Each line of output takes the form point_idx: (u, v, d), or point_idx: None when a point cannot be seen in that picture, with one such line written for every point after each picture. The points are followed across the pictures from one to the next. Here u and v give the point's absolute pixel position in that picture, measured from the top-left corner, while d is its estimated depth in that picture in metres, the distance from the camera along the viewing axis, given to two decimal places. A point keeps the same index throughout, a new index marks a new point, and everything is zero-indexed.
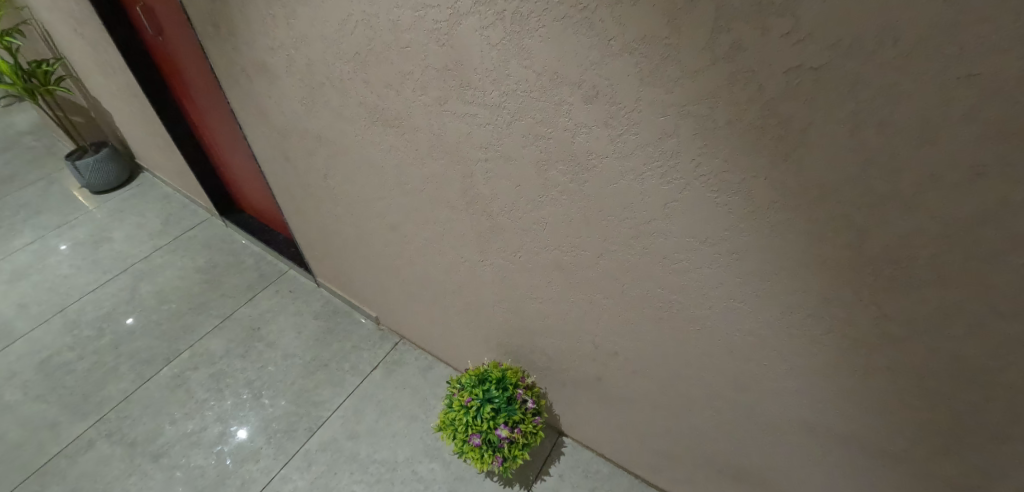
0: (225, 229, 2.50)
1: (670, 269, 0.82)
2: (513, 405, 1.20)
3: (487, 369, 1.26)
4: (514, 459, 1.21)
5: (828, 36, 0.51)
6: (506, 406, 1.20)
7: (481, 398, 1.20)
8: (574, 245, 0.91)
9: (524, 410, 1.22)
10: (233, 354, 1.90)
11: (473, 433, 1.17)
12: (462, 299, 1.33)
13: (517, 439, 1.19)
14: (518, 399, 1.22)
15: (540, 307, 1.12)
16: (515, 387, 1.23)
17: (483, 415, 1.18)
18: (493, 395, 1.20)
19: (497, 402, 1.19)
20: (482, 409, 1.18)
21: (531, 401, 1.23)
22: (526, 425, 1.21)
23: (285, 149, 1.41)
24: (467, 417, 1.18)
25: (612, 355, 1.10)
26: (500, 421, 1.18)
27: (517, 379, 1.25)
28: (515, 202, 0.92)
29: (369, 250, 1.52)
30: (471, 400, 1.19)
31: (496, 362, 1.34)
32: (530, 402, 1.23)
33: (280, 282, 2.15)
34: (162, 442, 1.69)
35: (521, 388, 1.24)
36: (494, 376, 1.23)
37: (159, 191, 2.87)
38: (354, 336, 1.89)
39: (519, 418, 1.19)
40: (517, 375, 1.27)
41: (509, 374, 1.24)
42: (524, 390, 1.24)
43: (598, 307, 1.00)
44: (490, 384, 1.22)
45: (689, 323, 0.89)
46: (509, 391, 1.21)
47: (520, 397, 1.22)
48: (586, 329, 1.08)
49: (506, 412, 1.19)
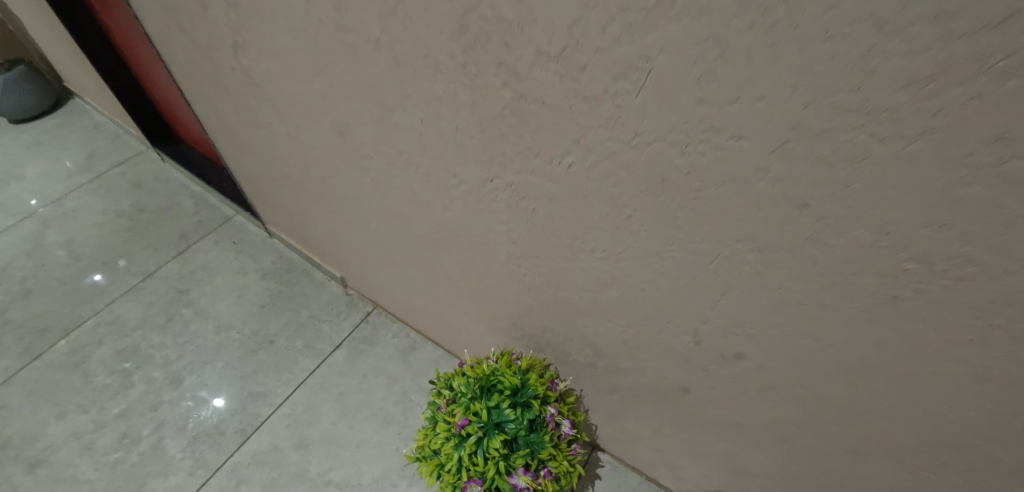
0: (161, 165, 1.97)
1: (987, 179, 0.32)
2: (539, 436, 0.70)
3: (496, 371, 0.76)
4: None
5: None
6: (527, 437, 0.70)
7: (486, 422, 0.70)
8: (710, 129, 0.40)
9: (557, 442, 0.73)
10: (151, 325, 1.42)
11: (469, 481, 0.69)
12: (455, 253, 0.82)
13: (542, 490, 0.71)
14: (549, 425, 0.72)
15: (594, 268, 0.61)
16: (543, 404, 0.74)
17: (486, 453, 0.68)
18: (507, 419, 0.70)
19: (513, 430, 0.70)
20: (485, 442, 0.69)
21: (568, 427, 0.74)
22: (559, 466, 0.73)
23: (176, 10, 0.88)
24: (459, 454, 0.69)
25: (725, 361, 0.59)
26: (516, 464, 0.69)
27: (547, 388, 0.76)
28: (578, 31, 0.41)
29: (316, 177, 0.99)
30: (467, 426, 0.70)
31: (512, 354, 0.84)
32: (568, 429, 0.74)
33: (222, 230, 1.64)
34: (42, 444, 1.22)
35: (553, 405, 0.74)
36: (508, 384, 0.73)
37: (88, 119, 2.31)
38: (313, 304, 1.38)
39: (549, 455, 0.70)
40: (545, 381, 0.77)
41: (533, 381, 0.74)
42: (559, 407, 0.75)
43: (721, 276, 0.50)
44: (500, 398, 0.72)
45: (966, 312, 0.39)
46: (534, 411, 0.71)
47: (551, 421, 0.72)
48: (679, 317, 0.58)
49: (527, 447, 0.70)
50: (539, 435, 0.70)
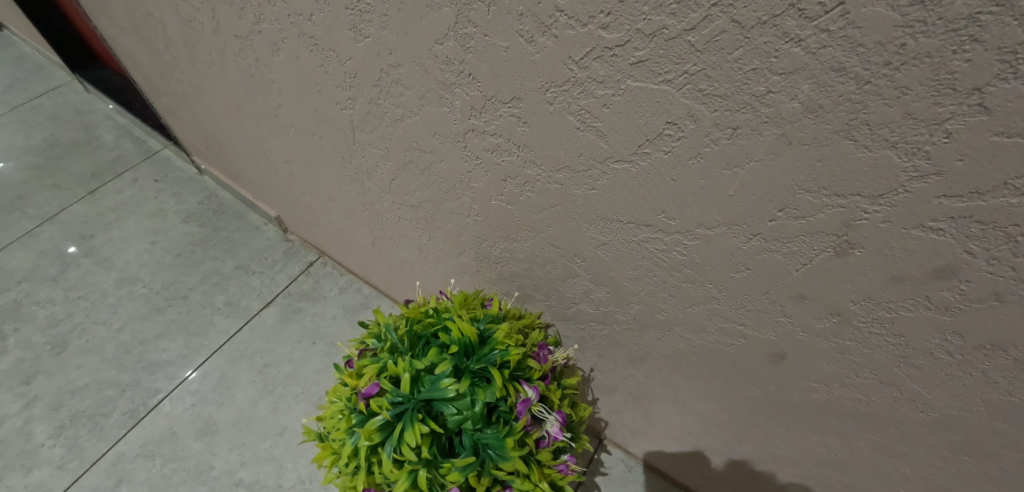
0: (84, 95, 1.65)
1: None
2: (498, 437, 0.40)
3: (444, 316, 0.45)
4: None
5: None
6: (476, 435, 0.40)
7: (408, 399, 0.40)
8: None
9: (533, 451, 0.42)
10: (40, 277, 1.11)
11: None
12: (385, 136, 0.50)
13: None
14: (519, 418, 0.41)
15: (628, 97, 0.28)
16: (515, 382, 0.43)
17: (399, 453, 0.39)
18: (444, 398, 0.40)
19: (454, 420, 0.40)
20: (399, 433, 0.39)
21: (556, 426, 0.43)
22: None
23: None
24: (356, 444, 0.40)
25: (902, 293, 0.28)
26: (448, 482, 0.39)
27: (526, 356, 0.45)
28: None
29: (200, 49, 0.67)
30: (375, 399, 0.40)
31: (487, 297, 0.53)
32: (555, 430, 0.43)
33: (144, 167, 1.33)
34: None
35: (532, 386, 0.43)
36: (456, 339, 0.42)
37: (13, 49, 1.98)
38: (242, 252, 1.07)
39: (508, 472, 0.40)
40: (527, 343, 0.46)
41: (502, 339, 0.43)
42: (544, 389, 0.44)
43: (989, 39, 0.18)
44: (439, 360, 0.42)
45: None
46: (495, 392, 0.41)
47: (524, 413, 0.42)
48: (804, 198, 0.27)
49: (474, 452, 0.39)
50: (497, 435, 0.40)
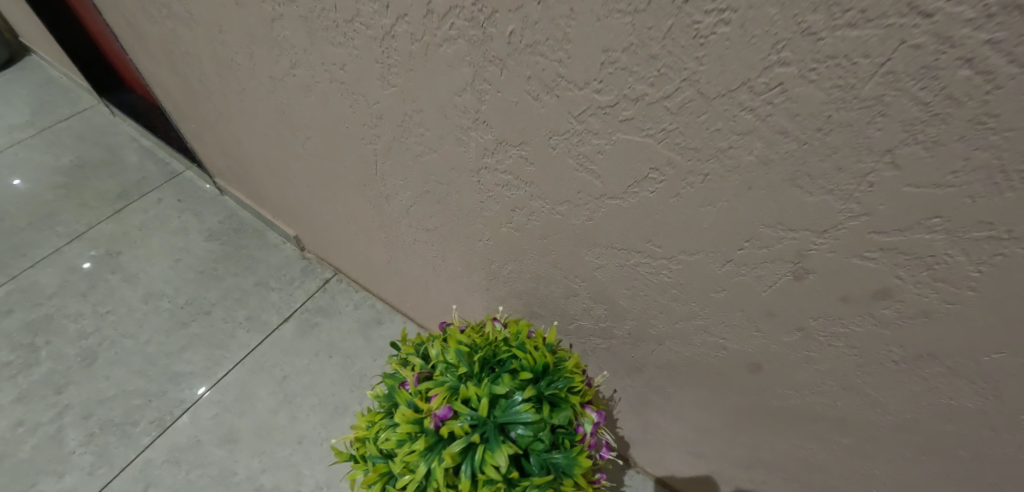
0: (109, 118, 1.73)
1: None
2: (571, 458, 0.45)
3: (509, 348, 0.50)
4: None
5: None
6: (547, 456, 0.45)
7: (485, 422, 0.44)
8: None
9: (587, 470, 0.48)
10: (71, 292, 1.17)
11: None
12: (406, 167, 0.55)
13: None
14: (583, 439, 0.47)
15: (615, 148, 0.34)
16: (578, 405, 0.48)
17: (478, 472, 0.42)
18: (521, 423, 0.44)
19: (529, 441, 0.44)
20: (479, 455, 0.43)
21: (607, 446, 0.49)
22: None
23: None
24: (431, 466, 0.43)
25: (850, 311, 0.33)
26: None
27: (581, 383, 0.50)
28: None
29: (233, 84, 0.74)
30: (454, 422, 0.44)
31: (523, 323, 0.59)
32: (605, 451, 0.49)
33: (167, 187, 1.40)
34: None
35: (591, 408, 0.49)
36: (529, 367, 0.47)
37: (40, 74, 2.09)
38: (261, 269, 1.13)
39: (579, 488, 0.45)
40: (579, 369, 0.52)
41: (566, 367, 0.49)
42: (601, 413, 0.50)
43: (890, 114, 0.24)
44: (514, 386, 0.46)
45: None
46: (567, 415, 0.46)
47: (588, 434, 0.47)
48: (770, 231, 0.32)
49: (548, 472, 0.44)
50: (568, 455, 0.45)
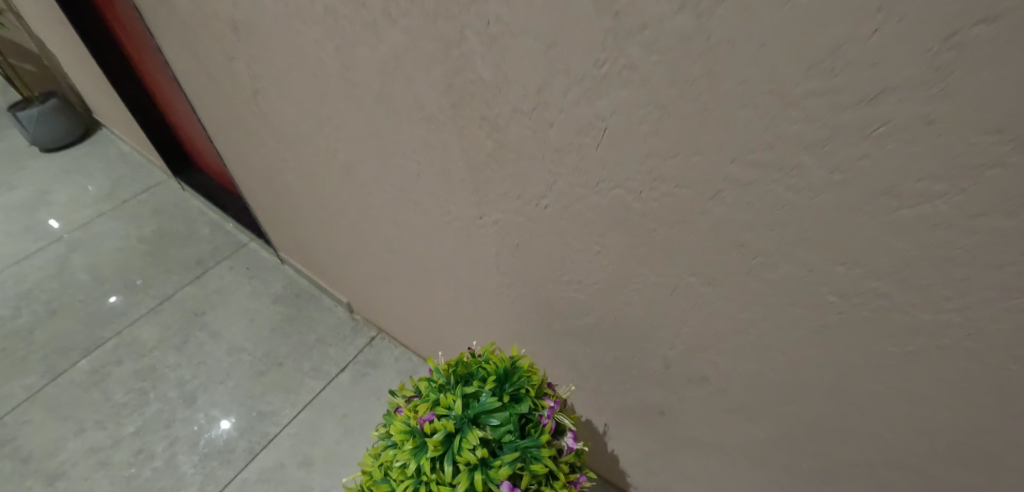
0: (179, 193, 2.09)
1: (878, 223, 0.37)
2: (534, 437, 0.58)
3: (478, 364, 0.66)
4: None
5: None
6: (515, 440, 0.58)
7: (460, 417, 0.59)
8: (656, 181, 0.45)
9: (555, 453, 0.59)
10: (168, 346, 1.50)
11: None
12: (450, 281, 0.87)
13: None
14: (544, 424, 0.60)
15: (572, 297, 0.65)
16: (538, 401, 0.63)
17: (458, 456, 0.56)
18: (489, 414, 0.59)
19: (497, 428, 0.58)
20: (458, 442, 0.57)
21: (569, 438, 0.62)
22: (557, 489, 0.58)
23: (201, 58, 0.97)
24: (423, 458, 0.56)
25: (695, 386, 0.63)
26: (500, 474, 0.54)
27: (539, 387, 0.65)
28: (541, 95, 0.47)
29: (322, 208, 1.06)
30: (436, 420, 0.58)
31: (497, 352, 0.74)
32: (569, 441, 0.62)
33: (237, 257, 1.74)
34: (61, 459, 1.30)
35: (551, 401, 0.63)
36: (493, 372, 0.63)
37: (114, 150, 2.48)
38: (320, 328, 1.45)
39: (546, 460, 0.56)
40: (539, 377, 0.66)
41: (524, 372, 0.64)
42: (558, 405, 0.64)
43: (682, 305, 0.55)
44: (482, 388, 0.62)
45: (880, 336, 0.43)
46: (527, 404, 0.60)
47: (548, 420, 0.61)
48: (651, 345, 0.63)
49: (516, 449, 0.57)
50: (530, 438, 0.58)
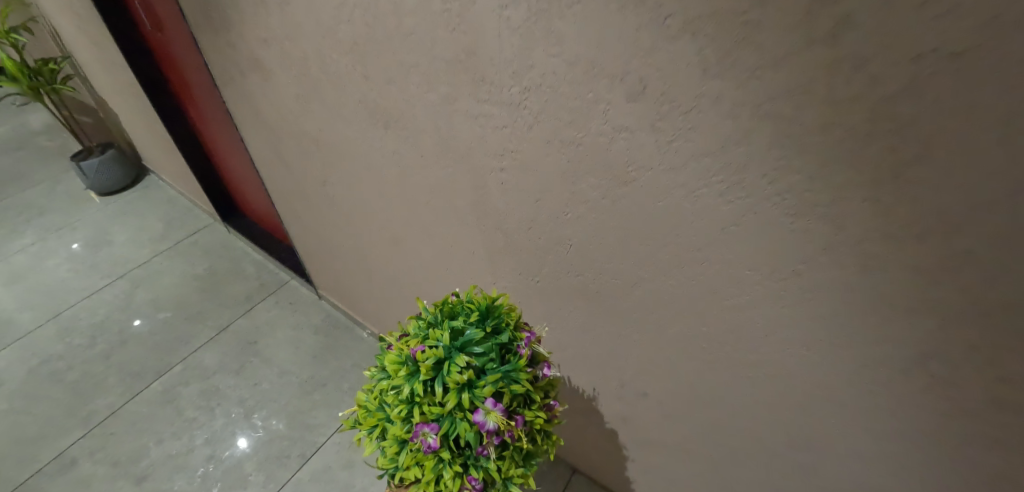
0: (226, 234, 2.42)
1: (720, 304, 0.67)
2: (510, 363, 0.71)
3: (463, 303, 0.77)
4: (509, 454, 0.72)
5: (975, 15, 0.36)
6: (496, 366, 0.71)
7: (449, 348, 0.70)
8: (602, 272, 0.76)
9: (529, 375, 0.73)
10: (227, 370, 1.80)
11: (422, 424, 0.68)
12: None
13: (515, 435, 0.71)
14: (521, 352, 0.73)
15: (557, 336, 0.95)
16: (516, 333, 0.75)
17: (448, 379, 0.68)
18: (473, 344, 0.70)
19: (481, 357, 0.70)
20: (448, 368, 0.69)
21: (544, 369, 0.76)
22: (531, 407, 0.74)
23: (280, 150, 1.29)
24: (419, 381, 0.70)
25: (641, 397, 0.92)
26: (483, 393, 0.68)
27: (516, 321, 0.76)
28: (533, 219, 0.77)
29: (367, 260, 1.37)
30: (428, 350, 0.70)
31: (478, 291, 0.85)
32: (545, 370, 0.75)
33: (280, 292, 2.06)
34: (146, 463, 1.59)
35: (526, 333, 0.75)
36: (476, 311, 0.74)
37: (163, 193, 2.82)
38: (355, 355, 1.78)
39: (522, 380, 0.70)
40: (515, 312, 0.77)
41: (502, 308, 0.75)
42: (534, 336, 0.76)
43: (626, 345, 0.85)
44: (467, 324, 0.73)
45: (736, 366, 0.73)
46: (506, 336, 0.72)
47: (525, 348, 0.73)
48: (610, 369, 0.92)
49: (497, 373, 0.69)
50: (509, 364, 0.70)
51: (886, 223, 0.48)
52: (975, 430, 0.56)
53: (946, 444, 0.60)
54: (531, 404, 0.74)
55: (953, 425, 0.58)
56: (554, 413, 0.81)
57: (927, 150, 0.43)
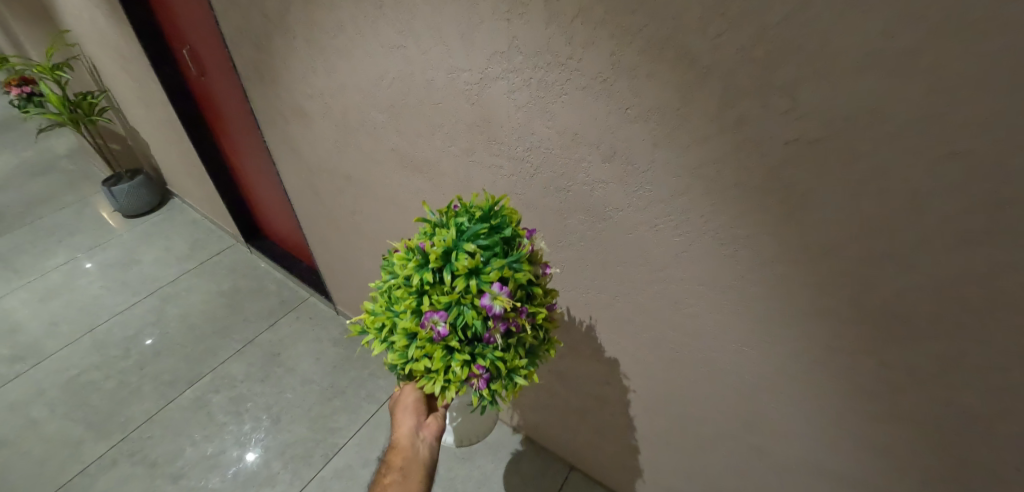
0: (248, 255, 2.61)
1: (680, 313, 0.85)
2: (515, 254, 0.71)
3: (466, 204, 0.76)
4: (512, 344, 0.74)
5: (820, 118, 0.56)
6: (501, 257, 0.71)
7: (456, 239, 0.71)
8: (590, 288, 0.95)
9: (532, 268, 0.74)
10: (254, 378, 1.97)
11: (432, 312, 0.70)
12: None
13: (518, 324, 0.72)
14: (525, 247, 0.74)
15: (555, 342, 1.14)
16: (519, 231, 0.75)
17: (456, 267, 0.69)
18: (478, 235, 0.70)
19: (487, 247, 0.70)
20: (455, 257, 0.70)
21: (545, 267, 0.76)
22: (534, 302, 0.75)
23: (314, 183, 1.49)
24: (429, 271, 0.71)
25: (626, 393, 1.10)
26: (489, 278, 0.68)
27: (518, 219, 0.76)
28: None
29: None
30: (435, 240, 0.71)
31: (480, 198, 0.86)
32: (546, 268, 0.76)
33: (301, 308, 2.25)
34: (181, 463, 1.75)
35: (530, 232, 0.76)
36: (480, 207, 0.74)
37: (187, 216, 3.02)
38: (372, 365, 1.97)
39: (526, 270, 0.71)
40: (518, 214, 0.78)
41: (507, 207, 0.76)
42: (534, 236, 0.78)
43: (612, 348, 1.03)
44: (473, 218, 0.73)
45: (697, 364, 0.91)
46: (510, 230, 0.73)
47: (528, 244, 0.74)
48: (600, 369, 1.11)
49: (503, 261, 0.70)
50: (514, 254, 0.71)
51: (787, 251, 0.67)
52: (869, 407, 0.74)
53: (852, 420, 0.77)
54: (534, 299, 0.75)
55: (857, 404, 0.75)
56: (553, 312, 0.83)
57: (806, 202, 0.62)
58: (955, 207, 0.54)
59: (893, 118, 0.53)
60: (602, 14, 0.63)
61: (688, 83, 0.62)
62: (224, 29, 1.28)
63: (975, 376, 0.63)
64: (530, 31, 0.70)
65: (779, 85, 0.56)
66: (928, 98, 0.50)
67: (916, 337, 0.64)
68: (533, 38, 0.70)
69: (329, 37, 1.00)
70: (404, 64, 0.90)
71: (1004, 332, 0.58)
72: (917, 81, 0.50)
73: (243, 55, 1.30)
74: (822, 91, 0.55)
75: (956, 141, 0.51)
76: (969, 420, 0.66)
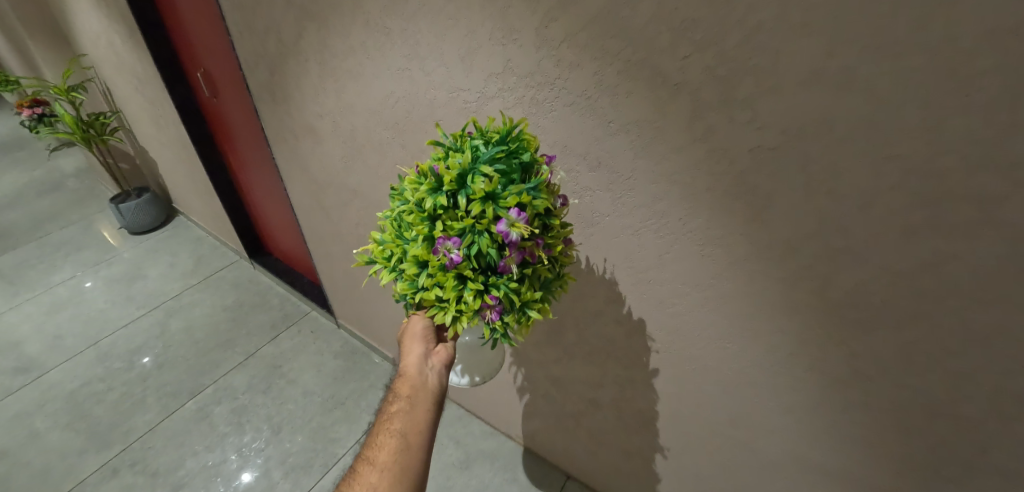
0: (252, 270, 2.67)
1: (665, 312, 0.91)
2: (534, 180, 0.72)
3: (484, 129, 0.77)
4: (526, 274, 0.76)
5: (778, 128, 0.63)
6: (519, 183, 0.72)
7: (472, 164, 0.72)
8: (582, 291, 1.01)
9: (551, 195, 0.75)
10: (256, 390, 2.01)
11: (446, 237, 0.72)
12: None
13: (534, 255, 0.75)
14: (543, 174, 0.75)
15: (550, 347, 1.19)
16: (538, 157, 0.76)
17: (472, 192, 0.71)
18: (495, 158, 0.71)
19: (504, 172, 0.72)
20: (470, 182, 0.71)
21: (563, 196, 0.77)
22: (549, 233, 0.77)
23: (321, 197, 1.56)
24: (443, 195, 0.73)
25: (618, 394, 1.15)
26: (506, 204, 0.70)
27: (536, 145, 0.77)
28: None
29: None
30: (451, 163, 0.72)
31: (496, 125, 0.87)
32: (565, 199, 0.77)
33: (303, 322, 2.30)
34: (182, 473, 1.77)
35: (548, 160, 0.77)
36: (497, 134, 0.75)
37: (192, 233, 3.09)
38: (372, 377, 2.01)
39: (544, 195, 0.72)
40: (536, 142, 0.79)
41: (527, 133, 0.76)
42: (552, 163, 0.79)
43: (603, 350, 1.09)
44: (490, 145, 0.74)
45: (682, 361, 0.97)
46: (529, 154, 0.73)
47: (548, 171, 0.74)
48: (593, 371, 1.16)
49: (520, 186, 0.71)
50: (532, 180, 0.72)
51: (758, 249, 0.74)
52: (842, 396, 0.79)
53: (828, 410, 0.82)
54: (549, 231, 0.77)
55: (830, 393, 0.81)
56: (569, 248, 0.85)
57: (772, 203, 0.69)
58: (900, 204, 0.61)
59: (840, 126, 0.60)
60: (586, 39, 0.71)
61: (662, 98, 0.69)
62: (240, 54, 1.37)
63: (931, 360, 0.68)
64: (523, 52, 0.78)
65: (740, 100, 0.64)
66: (867, 109, 0.58)
67: (875, 326, 0.70)
68: (526, 59, 0.78)
69: (340, 60, 1.08)
70: (409, 83, 0.98)
71: (953, 317, 0.64)
72: (856, 94, 0.58)
73: (257, 77, 1.39)
74: (778, 104, 0.62)
75: (895, 145, 0.58)
76: (932, 403, 0.72)
